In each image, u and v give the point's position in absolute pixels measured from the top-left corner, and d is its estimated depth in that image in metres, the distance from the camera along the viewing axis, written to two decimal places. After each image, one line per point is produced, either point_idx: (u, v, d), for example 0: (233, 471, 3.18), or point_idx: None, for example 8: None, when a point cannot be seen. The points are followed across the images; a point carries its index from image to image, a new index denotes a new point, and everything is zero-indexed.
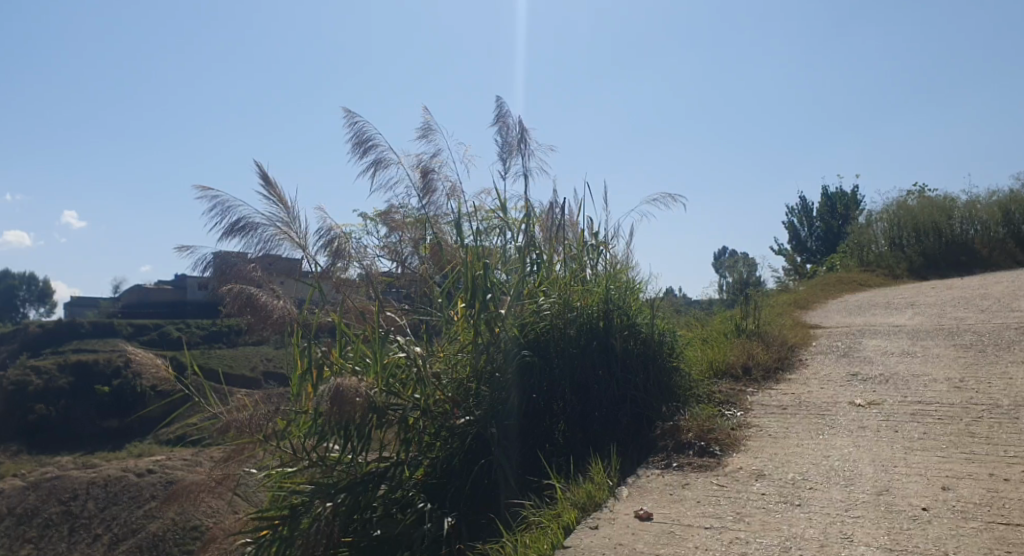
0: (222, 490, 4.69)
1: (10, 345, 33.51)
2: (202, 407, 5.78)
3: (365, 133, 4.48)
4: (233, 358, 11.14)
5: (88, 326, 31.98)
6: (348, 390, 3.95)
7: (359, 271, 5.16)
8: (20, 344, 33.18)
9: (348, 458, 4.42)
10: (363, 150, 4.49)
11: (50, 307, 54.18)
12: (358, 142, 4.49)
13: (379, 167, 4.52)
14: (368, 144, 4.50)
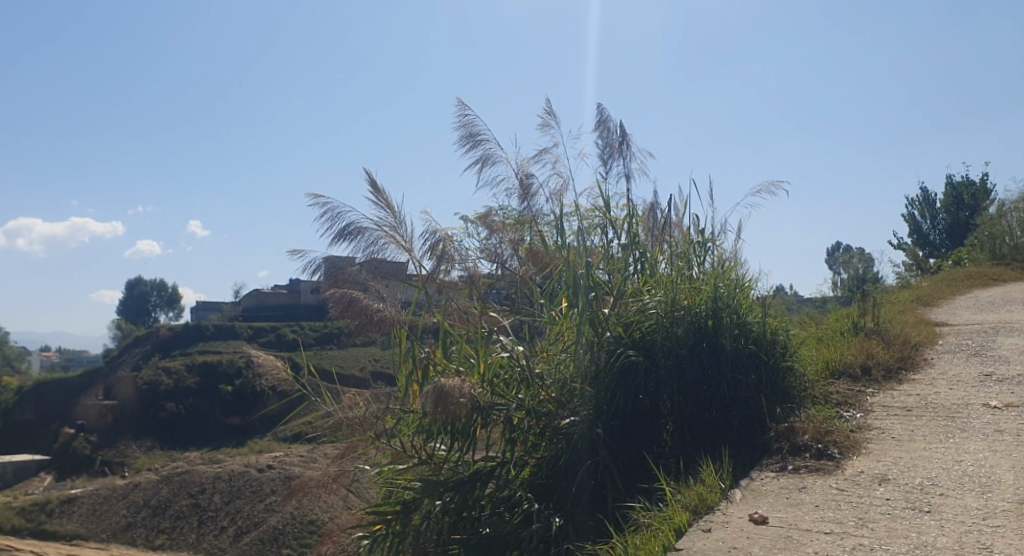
0: (337, 485, 4.88)
1: (145, 347, 36.48)
2: (317, 405, 6.01)
3: (475, 131, 4.56)
4: (345, 358, 11.73)
5: (215, 330, 34.76)
6: (451, 390, 4.04)
7: (461, 273, 5.23)
8: (153, 346, 36.08)
9: (456, 457, 4.52)
10: (471, 146, 4.57)
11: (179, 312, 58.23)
12: (468, 139, 4.58)
13: (486, 164, 4.59)
14: (477, 140, 4.58)
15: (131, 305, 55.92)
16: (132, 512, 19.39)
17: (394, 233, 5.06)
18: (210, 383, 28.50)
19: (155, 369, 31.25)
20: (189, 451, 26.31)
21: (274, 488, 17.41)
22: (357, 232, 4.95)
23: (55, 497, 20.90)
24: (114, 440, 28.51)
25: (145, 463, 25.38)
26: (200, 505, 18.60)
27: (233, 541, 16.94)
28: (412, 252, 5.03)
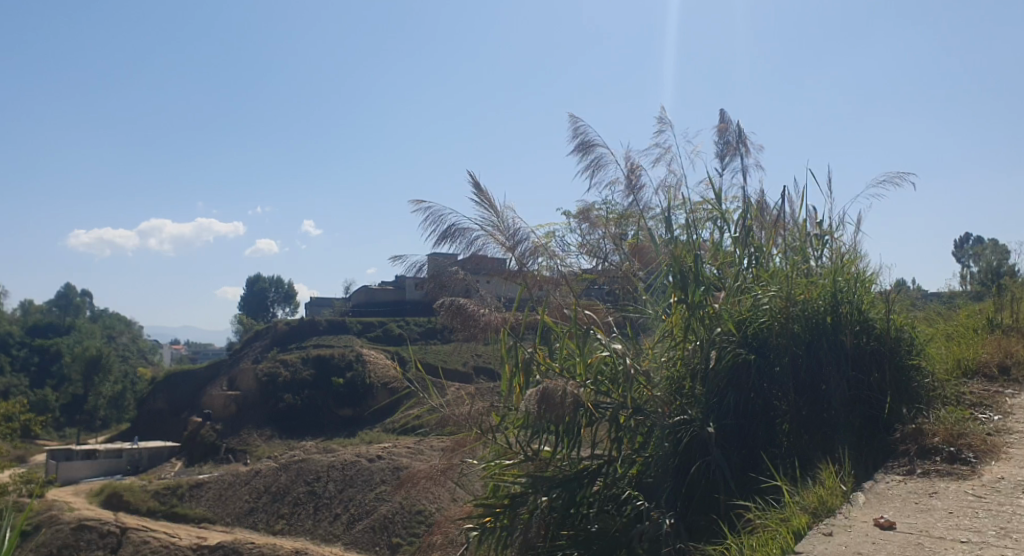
0: (446, 478, 5.02)
1: (264, 340, 38.63)
2: (424, 399, 6.11)
3: (590, 138, 4.55)
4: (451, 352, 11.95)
5: (327, 324, 36.45)
6: (554, 391, 4.07)
7: (561, 271, 5.22)
8: (271, 339, 38.16)
9: (562, 455, 4.53)
10: (584, 154, 4.56)
11: (294, 307, 61.04)
12: (582, 146, 4.57)
13: (597, 168, 4.57)
14: (591, 147, 4.56)
15: (251, 300, 59.04)
16: (254, 498, 20.31)
17: (494, 230, 4.94)
18: (324, 375, 30.38)
19: (274, 362, 33.07)
20: (307, 440, 27.49)
21: (384, 479, 18.55)
22: (459, 231, 4.91)
23: (185, 481, 22.23)
24: (237, 428, 30.05)
25: (265, 451, 26.67)
26: (317, 492, 19.46)
27: (346, 528, 17.65)
28: (513, 250, 4.96)
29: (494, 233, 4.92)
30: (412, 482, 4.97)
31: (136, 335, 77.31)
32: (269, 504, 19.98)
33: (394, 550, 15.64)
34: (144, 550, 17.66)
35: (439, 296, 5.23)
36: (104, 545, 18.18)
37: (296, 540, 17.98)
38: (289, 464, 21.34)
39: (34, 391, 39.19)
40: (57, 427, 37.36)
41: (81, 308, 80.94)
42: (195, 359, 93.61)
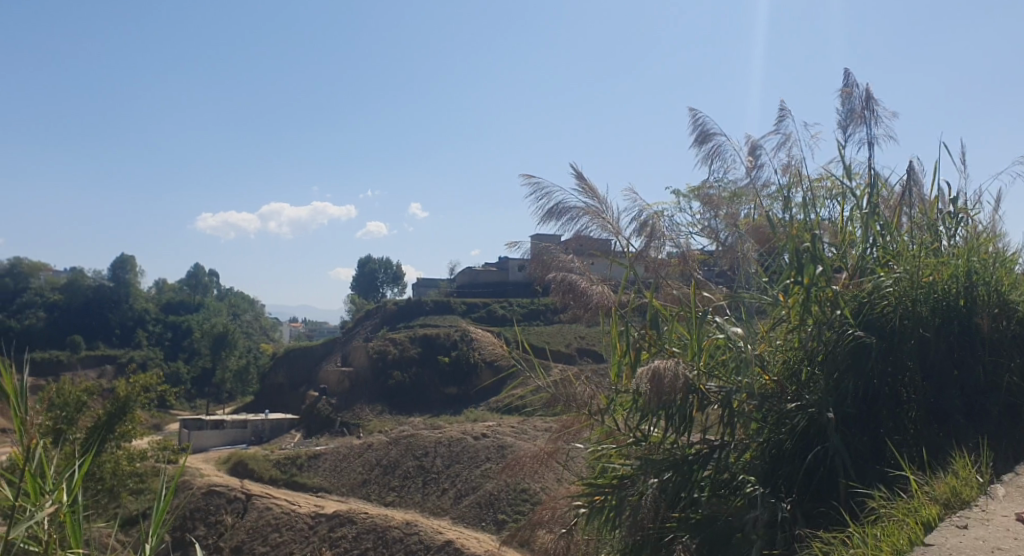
0: (553, 459, 5.06)
1: (373, 320, 40.19)
2: (529, 380, 6.10)
3: (708, 128, 4.43)
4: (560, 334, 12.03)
5: (432, 305, 37.73)
6: (666, 372, 4.01)
7: (672, 251, 5.13)
8: (380, 319, 39.69)
9: (673, 438, 4.49)
10: (702, 144, 4.45)
11: (401, 288, 62.93)
12: (700, 137, 4.46)
13: (716, 157, 4.45)
14: (708, 136, 4.45)
15: (361, 281, 61.17)
16: (367, 470, 21.09)
17: (598, 212, 4.90)
18: (431, 355, 32.12)
19: (383, 340, 34.47)
20: (415, 416, 28.59)
21: (489, 457, 19.15)
22: (562, 209, 4.90)
23: (303, 453, 23.33)
24: (350, 402, 31.37)
25: (376, 426, 27.68)
26: (425, 467, 20.12)
27: (454, 502, 18.19)
28: (621, 233, 4.93)
29: (599, 216, 4.89)
30: (521, 462, 5.02)
31: (254, 313, 81.41)
32: (380, 476, 20.72)
33: (501, 526, 16.33)
34: (267, 515, 18.38)
35: (543, 277, 5.22)
36: (233, 509, 19.04)
37: (405, 512, 18.51)
38: (398, 440, 22.07)
39: (167, 363, 41.82)
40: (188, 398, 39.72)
41: (206, 287, 85.87)
42: (305, 337, 97.79)
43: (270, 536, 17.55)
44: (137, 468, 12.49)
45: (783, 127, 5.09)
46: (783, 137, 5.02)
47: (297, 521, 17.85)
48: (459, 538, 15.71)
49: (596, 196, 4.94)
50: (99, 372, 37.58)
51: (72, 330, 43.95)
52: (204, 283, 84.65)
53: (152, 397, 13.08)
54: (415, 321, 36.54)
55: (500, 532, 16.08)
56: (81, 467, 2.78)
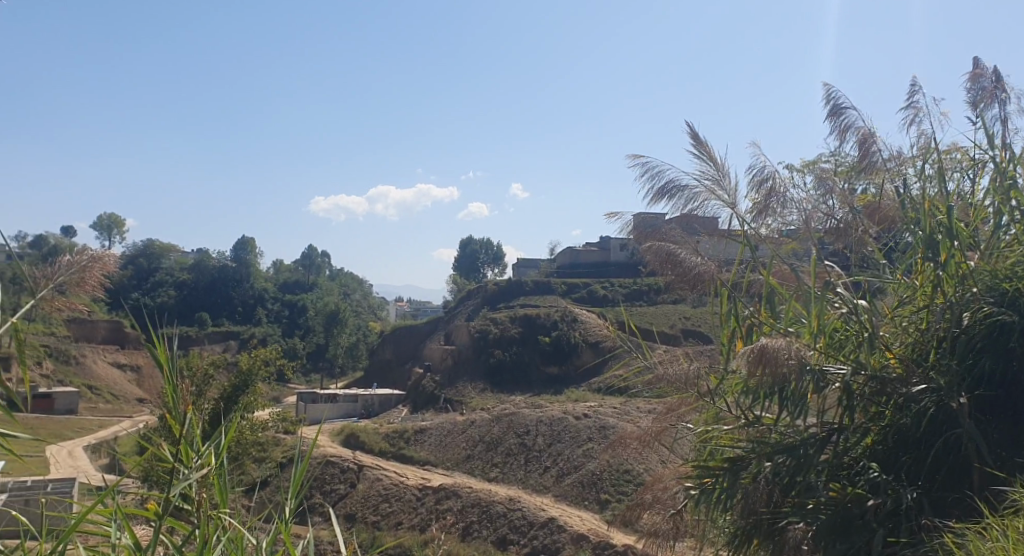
0: (660, 439, 4.98)
1: (474, 300, 41.20)
2: (636, 360, 6.01)
3: (840, 101, 4.26)
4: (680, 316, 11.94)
5: (532, 285, 38.52)
6: (777, 350, 3.88)
7: (784, 226, 4.96)
8: (481, 298, 40.66)
9: (786, 421, 4.40)
10: (833, 118, 4.29)
11: (502, 269, 63.90)
12: (830, 110, 4.30)
13: (846, 133, 4.28)
14: (839, 111, 4.28)
15: (464, 261, 62.48)
16: (471, 446, 21.53)
17: (717, 180, 4.79)
18: (531, 335, 32.68)
19: (484, 320, 35.16)
20: (516, 394, 29.07)
21: (591, 437, 19.41)
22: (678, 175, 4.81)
23: (409, 428, 24.01)
24: (454, 380, 32.21)
25: (478, 402, 28.29)
26: (527, 444, 20.44)
27: (556, 481, 18.35)
28: (736, 206, 4.79)
29: (717, 187, 4.78)
30: (628, 441, 4.97)
31: (365, 292, 85.04)
32: (483, 451, 21.13)
33: (603, 506, 16.48)
34: (378, 486, 19.07)
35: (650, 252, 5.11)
36: (346, 479, 19.88)
37: (509, 487, 18.81)
38: (500, 417, 22.49)
39: (283, 339, 43.89)
40: (302, 373, 41.55)
41: (320, 266, 89.57)
42: (413, 316, 100.77)
43: (380, 505, 18.18)
44: (259, 437, 13.20)
45: (912, 100, 4.83)
46: (913, 112, 4.77)
47: (404, 492, 18.42)
48: (562, 516, 15.89)
49: (716, 164, 4.83)
50: (221, 346, 39.90)
51: (196, 306, 46.76)
52: (318, 263, 88.41)
53: (271, 370, 13.71)
54: (515, 301, 37.30)
55: (603, 513, 16.21)
56: (225, 436, 2.95)
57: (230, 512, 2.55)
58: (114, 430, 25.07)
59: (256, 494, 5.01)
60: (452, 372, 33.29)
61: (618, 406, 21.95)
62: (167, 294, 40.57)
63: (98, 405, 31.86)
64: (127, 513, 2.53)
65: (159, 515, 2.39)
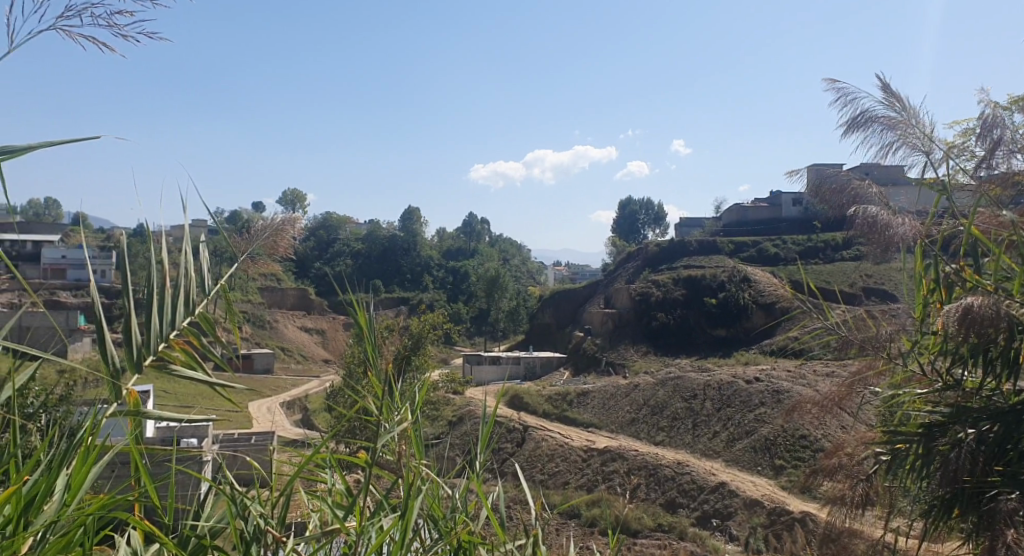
0: (846, 403, 4.70)
1: (636, 261, 41.10)
2: (817, 319, 5.64)
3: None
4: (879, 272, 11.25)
5: (696, 246, 38.14)
6: (984, 309, 3.51)
7: (991, 173, 4.43)
8: (643, 260, 40.54)
9: (992, 387, 4.01)
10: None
11: (663, 227, 63.69)
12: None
13: None
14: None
15: (624, 223, 62.65)
16: (636, 410, 21.49)
17: (911, 125, 4.35)
18: (696, 298, 32.26)
19: (647, 283, 35.11)
20: (682, 357, 28.84)
21: (763, 401, 19.02)
22: (865, 118, 4.47)
23: (572, 390, 24.24)
24: (616, 344, 32.41)
25: (643, 366, 28.35)
26: (695, 408, 20.25)
27: (728, 446, 18.01)
28: (932, 150, 4.35)
29: (913, 133, 4.35)
30: (810, 405, 4.71)
31: (525, 257, 87.28)
32: (649, 415, 21.07)
33: (778, 471, 16.07)
34: (543, 447, 19.45)
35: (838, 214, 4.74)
36: (512, 439, 20.39)
37: (677, 452, 18.65)
38: (665, 381, 22.36)
39: (448, 304, 45.73)
40: (467, 336, 43.10)
41: (482, 232, 92.49)
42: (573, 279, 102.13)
43: (547, 465, 18.56)
44: (434, 398, 13.84)
45: None
46: None
47: (570, 453, 18.73)
48: (734, 481, 15.61)
49: (907, 110, 4.42)
50: (393, 311, 42.26)
51: (369, 275, 49.58)
52: (479, 230, 91.26)
53: (440, 334, 14.25)
54: (679, 264, 36.88)
55: (778, 478, 15.80)
56: (419, 394, 3.08)
57: (428, 463, 2.65)
58: (304, 389, 27.20)
59: (447, 449, 5.20)
60: (614, 336, 33.42)
61: (792, 369, 21.25)
62: (343, 265, 43.24)
63: (290, 365, 34.81)
64: (339, 461, 2.71)
65: (367, 464, 2.55)
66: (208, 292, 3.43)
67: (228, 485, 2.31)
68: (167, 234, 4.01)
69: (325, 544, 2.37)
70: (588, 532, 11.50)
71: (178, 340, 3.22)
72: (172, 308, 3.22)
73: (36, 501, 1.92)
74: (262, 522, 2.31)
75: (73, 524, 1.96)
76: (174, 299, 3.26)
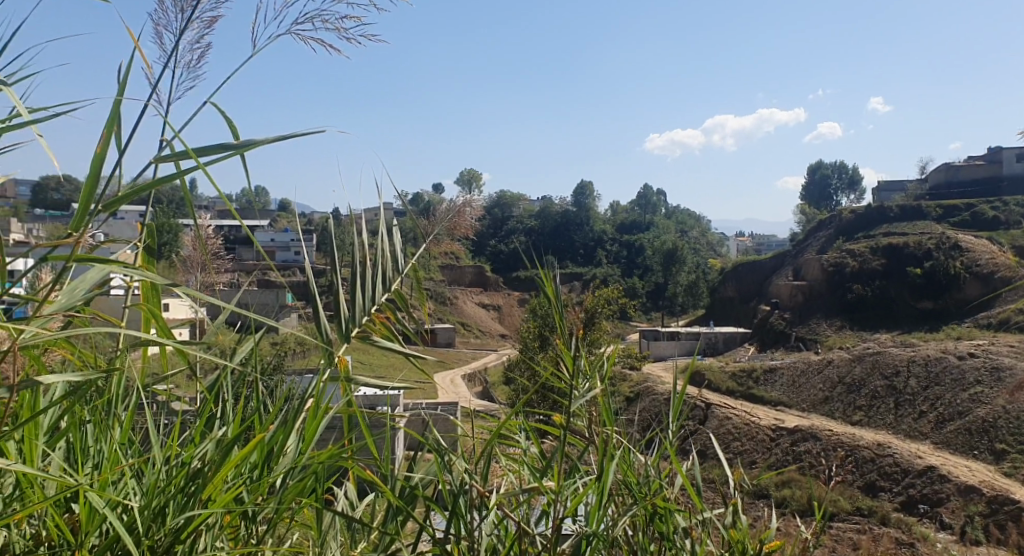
0: None
1: (827, 230, 38.74)
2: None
3: None
4: None
5: (898, 211, 35.46)
6: None
7: None
8: (835, 228, 38.17)
9: None
10: None
11: (858, 191, 59.63)
12: None
13: None
14: None
15: (816, 189, 59.43)
16: (829, 388, 20.30)
17: None
18: (898, 268, 30.15)
19: (840, 253, 33.33)
20: (881, 332, 26.89)
21: (980, 380, 17.40)
22: None
23: (757, 367, 23.25)
24: (806, 318, 30.80)
25: (836, 342, 26.79)
26: (897, 387, 18.88)
27: (936, 427, 16.66)
28: None
29: None
30: None
31: (702, 228, 84.97)
32: (845, 394, 19.87)
33: (999, 457, 14.63)
34: (728, 425, 18.84)
35: None
36: (694, 416, 19.87)
37: (877, 432, 17.48)
38: (862, 357, 21.01)
39: (623, 280, 45.53)
40: (644, 312, 42.78)
41: (658, 207, 91.27)
42: (757, 251, 99.47)
43: (732, 443, 17.98)
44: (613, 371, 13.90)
45: None
46: None
47: (757, 432, 18.05)
48: (945, 465, 14.41)
49: None
50: (567, 287, 42.69)
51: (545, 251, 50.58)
52: (655, 203, 90.10)
53: (616, 308, 14.26)
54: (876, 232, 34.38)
55: (999, 464, 14.41)
56: (611, 360, 3.05)
57: (620, 430, 2.61)
58: (486, 362, 28.28)
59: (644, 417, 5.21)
60: (804, 309, 31.75)
61: (1014, 345, 19.23)
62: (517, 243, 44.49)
63: (470, 340, 36.39)
64: (534, 426, 2.76)
65: (562, 428, 2.57)
66: (402, 269, 3.62)
67: (436, 441, 2.44)
68: (365, 215, 4.25)
69: (526, 502, 2.44)
70: (784, 510, 11.11)
71: (378, 315, 3.42)
72: (373, 286, 3.43)
73: (276, 450, 2.13)
74: (467, 478, 2.41)
75: (305, 473, 2.15)
76: (373, 278, 3.46)
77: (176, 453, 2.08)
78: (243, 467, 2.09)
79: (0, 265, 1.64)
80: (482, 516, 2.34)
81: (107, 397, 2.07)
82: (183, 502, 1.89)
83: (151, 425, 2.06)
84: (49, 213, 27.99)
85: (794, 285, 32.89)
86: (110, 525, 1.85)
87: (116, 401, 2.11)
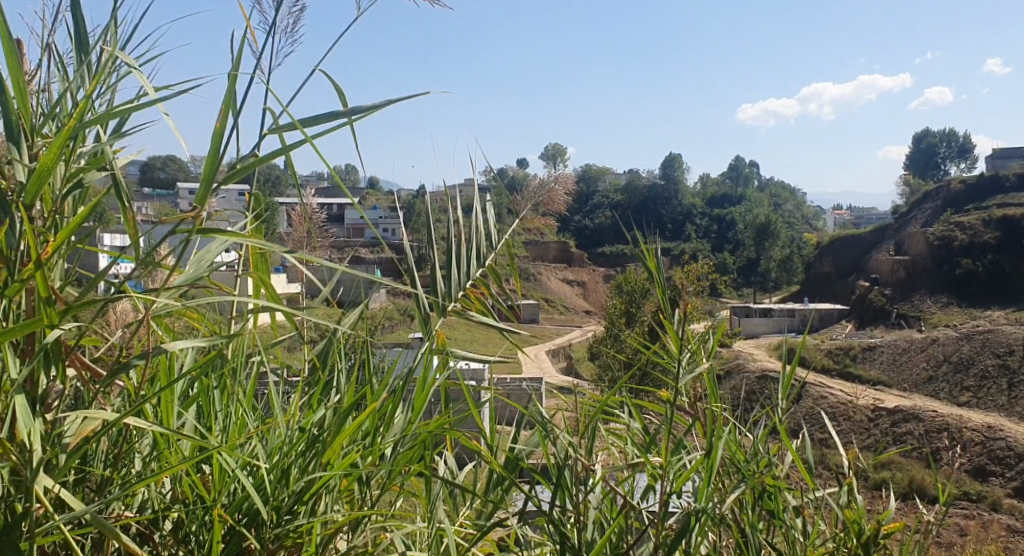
0: None
1: (933, 202, 36.93)
2: None
3: None
4: None
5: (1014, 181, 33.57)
6: None
7: None
8: (942, 200, 36.39)
9: None
10: None
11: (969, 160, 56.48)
12: None
13: None
14: None
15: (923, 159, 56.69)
16: (933, 367, 19.44)
17: None
18: (1013, 241, 28.58)
19: (948, 226, 31.80)
20: (993, 309, 25.47)
21: None
22: None
23: (855, 344, 22.39)
24: (909, 294, 29.52)
25: (943, 320, 25.63)
26: (1011, 366, 17.97)
27: None
28: None
29: None
30: None
31: (798, 201, 82.12)
32: (952, 374, 18.99)
33: None
34: (823, 403, 18.29)
35: None
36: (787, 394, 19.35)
37: (987, 415, 16.67)
38: (974, 335, 20.09)
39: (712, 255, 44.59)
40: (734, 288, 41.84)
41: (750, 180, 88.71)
42: (856, 224, 95.50)
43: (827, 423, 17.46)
44: None
45: None
46: None
47: (854, 411, 17.48)
48: None
49: None
50: None
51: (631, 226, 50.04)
52: (747, 175, 87.55)
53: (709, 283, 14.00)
54: (990, 203, 32.61)
55: None
56: (714, 336, 2.96)
57: (726, 406, 2.55)
58: (572, 338, 28.25)
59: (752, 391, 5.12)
60: (906, 285, 30.42)
61: None
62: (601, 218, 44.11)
63: (555, 315, 36.46)
64: (636, 401, 2.73)
65: (669, 404, 2.51)
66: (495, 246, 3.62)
67: (540, 414, 2.44)
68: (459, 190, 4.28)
69: (632, 477, 2.42)
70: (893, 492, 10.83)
71: (472, 290, 3.42)
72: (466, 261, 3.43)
73: (386, 419, 2.19)
74: (570, 450, 2.42)
75: (414, 440, 2.19)
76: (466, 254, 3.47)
77: (295, 418, 2.16)
78: (357, 434, 2.14)
79: (129, 237, 1.67)
80: (589, 489, 2.34)
81: (227, 365, 2.15)
82: (306, 464, 1.97)
83: (270, 392, 2.14)
84: (156, 192, 29.32)
85: (896, 259, 31.49)
86: (240, 485, 1.95)
87: (235, 368, 2.20)
